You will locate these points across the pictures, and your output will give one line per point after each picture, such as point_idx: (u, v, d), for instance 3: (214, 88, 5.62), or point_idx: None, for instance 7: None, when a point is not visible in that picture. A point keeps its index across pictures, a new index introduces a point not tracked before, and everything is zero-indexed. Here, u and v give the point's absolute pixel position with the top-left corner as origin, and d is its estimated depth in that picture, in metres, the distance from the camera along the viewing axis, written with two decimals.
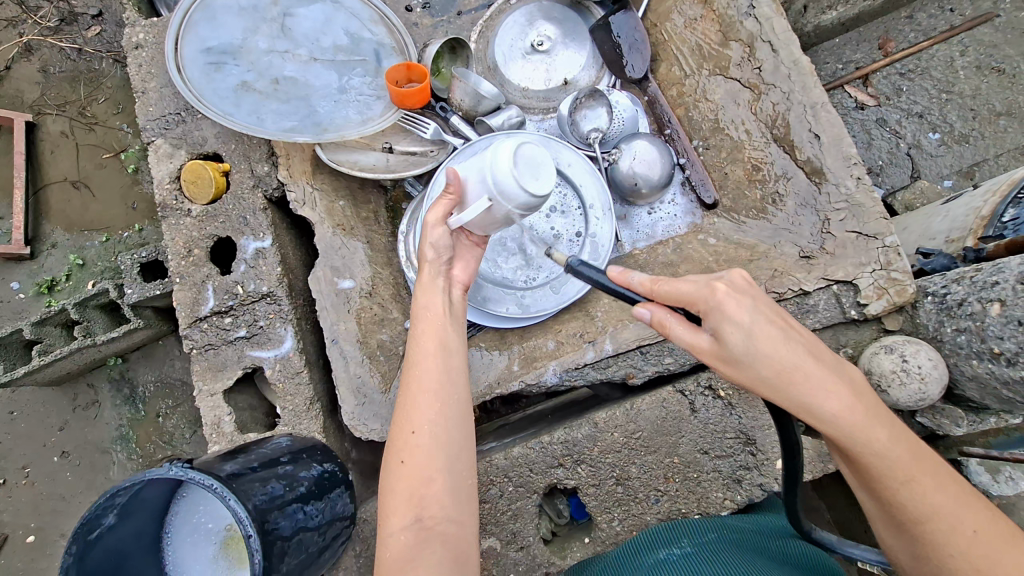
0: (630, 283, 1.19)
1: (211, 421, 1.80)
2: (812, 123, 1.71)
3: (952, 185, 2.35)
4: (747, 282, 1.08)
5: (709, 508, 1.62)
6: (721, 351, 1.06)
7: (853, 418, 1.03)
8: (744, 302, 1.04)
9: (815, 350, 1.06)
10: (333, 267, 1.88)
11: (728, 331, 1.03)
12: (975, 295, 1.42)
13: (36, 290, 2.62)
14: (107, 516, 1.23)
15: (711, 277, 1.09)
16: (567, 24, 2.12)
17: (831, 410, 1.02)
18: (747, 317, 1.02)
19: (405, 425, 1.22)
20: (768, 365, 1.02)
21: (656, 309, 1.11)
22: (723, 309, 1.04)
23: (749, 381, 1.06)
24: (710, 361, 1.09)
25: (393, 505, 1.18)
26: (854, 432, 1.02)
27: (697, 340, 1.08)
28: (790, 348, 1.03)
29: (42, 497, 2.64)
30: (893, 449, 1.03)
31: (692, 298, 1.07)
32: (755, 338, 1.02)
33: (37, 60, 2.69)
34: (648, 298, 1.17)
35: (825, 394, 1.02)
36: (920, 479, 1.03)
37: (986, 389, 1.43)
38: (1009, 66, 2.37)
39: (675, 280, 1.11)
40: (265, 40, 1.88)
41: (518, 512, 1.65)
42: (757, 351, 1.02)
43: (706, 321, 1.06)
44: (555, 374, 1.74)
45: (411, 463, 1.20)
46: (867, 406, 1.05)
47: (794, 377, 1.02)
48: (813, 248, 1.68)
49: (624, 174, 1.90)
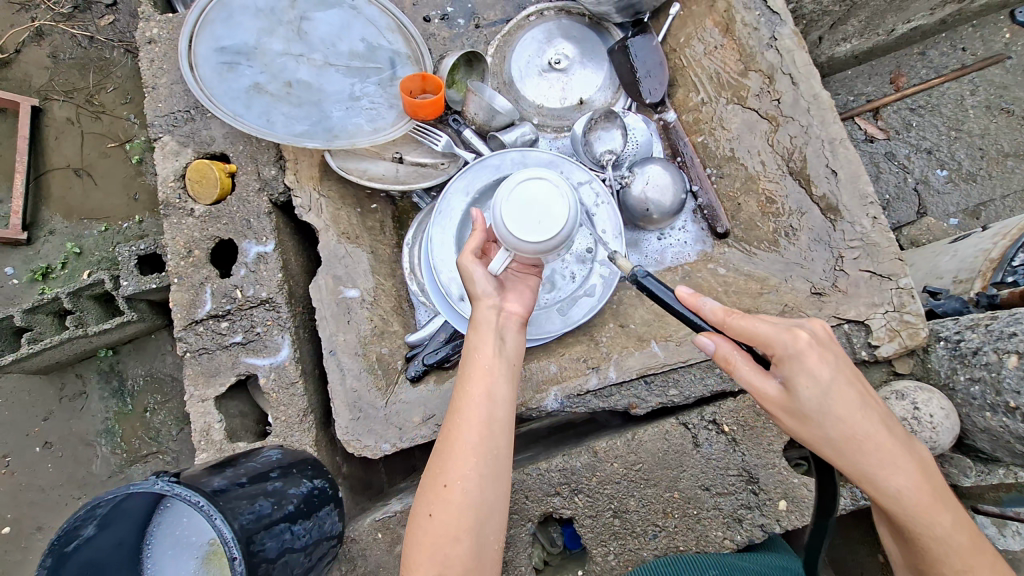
0: (701, 308, 1.19)
1: (201, 427, 1.75)
2: (829, 159, 1.68)
3: (958, 224, 2.33)
4: (829, 336, 1.11)
5: (708, 547, 1.57)
6: (789, 402, 1.08)
7: (918, 496, 1.04)
8: (826, 357, 1.06)
9: (887, 419, 1.08)
10: (336, 276, 1.83)
11: (803, 382, 1.05)
12: (991, 344, 1.41)
13: (30, 277, 2.58)
14: (86, 527, 1.20)
15: (793, 325, 1.11)
16: (585, 44, 2.10)
17: (893, 482, 1.04)
18: (826, 372, 1.05)
19: (438, 476, 1.24)
20: (839, 426, 1.05)
21: (723, 343, 1.14)
22: (802, 360, 1.05)
23: (813, 437, 1.08)
24: (775, 410, 1.11)
25: (417, 551, 1.19)
26: (916, 510, 1.04)
27: (764, 385, 1.11)
28: (863, 414, 1.06)
29: (21, 488, 2.58)
30: (957, 536, 1.02)
31: (770, 341, 1.07)
32: (830, 393, 1.05)
33: (48, 45, 2.66)
34: (717, 331, 1.18)
35: (892, 465, 1.04)
36: (981, 572, 1.01)
37: (999, 442, 1.43)
38: (1017, 109, 2.36)
39: (753, 318, 1.11)
40: (280, 42, 1.85)
41: (510, 541, 1.60)
42: (829, 409, 1.05)
43: (779, 367, 1.09)
44: (556, 400, 1.70)
45: (439, 516, 1.21)
46: (933, 485, 1.06)
47: (863, 443, 1.05)
48: (825, 285, 1.66)
49: (635, 197, 1.88)
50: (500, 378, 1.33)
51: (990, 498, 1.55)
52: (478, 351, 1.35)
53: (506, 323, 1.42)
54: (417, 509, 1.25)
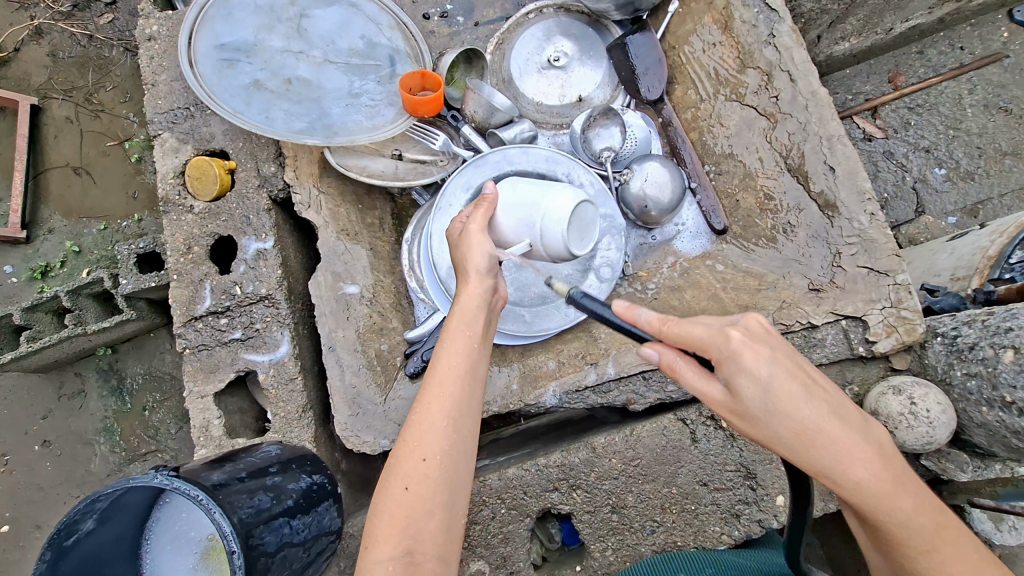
0: (638, 320, 1.18)
1: (199, 423, 1.75)
2: (827, 155, 1.70)
3: (956, 222, 2.34)
4: (764, 330, 1.07)
5: (706, 542, 1.58)
6: (734, 403, 1.06)
7: (878, 484, 1.01)
8: (761, 353, 1.03)
9: (839, 409, 1.04)
10: (335, 273, 1.84)
11: (743, 381, 1.03)
12: (988, 340, 1.41)
13: (29, 275, 2.58)
14: (85, 522, 1.18)
15: (726, 323, 1.08)
16: (584, 41, 2.11)
17: (851, 474, 1.01)
18: (764, 370, 1.01)
19: (420, 450, 1.20)
20: (788, 423, 1.01)
21: (666, 351, 1.12)
22: (738, 359, 1.03)
23: (762, 436, 1.05)
24: (725, 412, 1.09)
25: (385, 529, 1.15)
26: (877, 498, 1.02)
27: (709, 389, 1.09)
28: (811, 407, 1.02)
29: (20, 486, 2.58)
30: (919, 518, 1.02)
31: (705, 343, 1.06)
32: (770, 393, 1.01)
33: (47, 44, 2.65)
34: (658, 337, 1.16)
35: (849, 457, 1.01)
36: (944, 552, 1.01)
37: (995, 436, 1.43)
38: (1015, 107, 2.37)
39: (686, 322, 1.11)
40: (280, 39, 1.85)
41: (508, 536, 1.61)
42: (773, 409, 1.02)
43: (720, 370, 1.06)
44: (555, 396, 1.71)
45: (416, 492, 1.17)
46: (894, 470, 1.03)
47: (814, 438, 1.01)
48: (823, 281, 1.67)
49: (634, 195, 1.89)
50: (482, 353, 1.33)
51: (988, 492, 1.56)
52: (467, 323, 1.32)
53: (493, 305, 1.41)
54: (387, 487, 1.19)
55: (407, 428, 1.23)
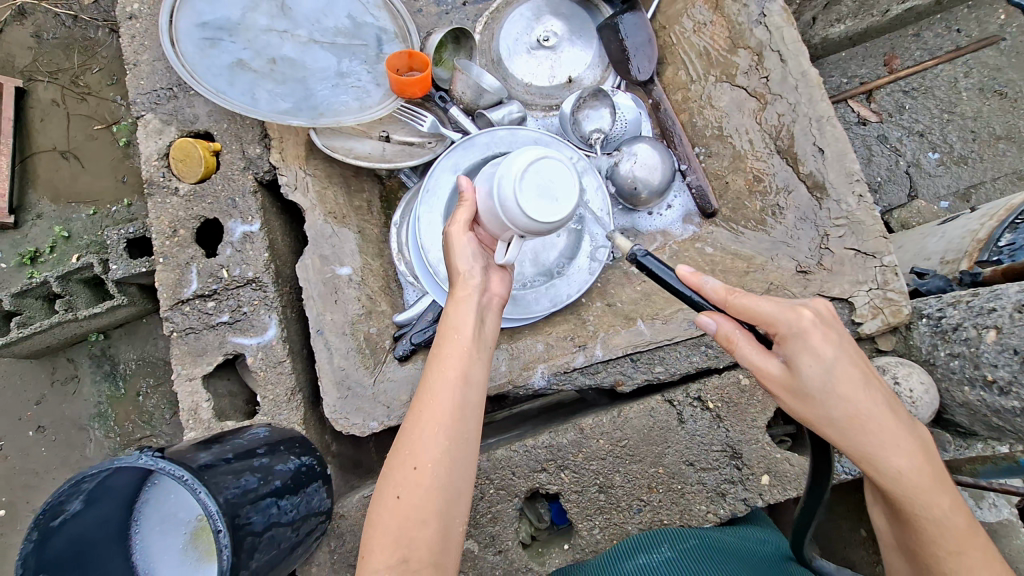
0: (703, 286, 1.16)
1: (188, 406, 1.75)
2: (816, 137, 1.69)
3: (948, 207, 2.34)
4: (831, 315, 1.09)
5: (692, 520, 1.60)
6: (792, 379, 1.05)
7: (916, 478, 1.01)
8: (830, 336, 1.04)
9: (892, 401, 1.04)
10: (322, 256, 1.83)
11: (805, 360, 1.03)
12: (971, 320, 1.42)
13: (18, 260, 2.55)
14: (72, 502, 1.17)
15: (795, 304, 1.09)
16: (574, 21, 2.08)
17: (893, 465, 1.01)
18: (829, 351, 1.02)
19: (426, 443, 1.22)
20: (843, 405, 1.01)
21: (723, 322, 1.11)
22: (806, 338, 1.04)
23: (815, 418, 1.04)
24: (776, 389, 1.08)
25: (381, 541, 1.17)
26: (917, 493, 1.01)
27: (766, 364, 1.07)
28: (868, 392, 1.02)
29: (15, 472, 2.58)
30: (953, 517, 1.01)
31: (773, 321, 1.06)
32: (833, 372, 1.02)
33: (30, 25, 2.60)
34: (719, 308, 1.15)
35: (893, 446, 1.01)
36: (971, 555, 1.01)
37: (976, 415, 1.46)
38: (1011, 91, 2.36)
39: (754, 296, 1.09)
40: (264, 17, 1.80)
41: (497, 515, 1.63)
42: (832, 389, 1.02)
43: (781, 346, 1.06)
44: (543, 377, 1.73)
45: (407, 500, 1.19)
46: (936, 470, 1.03)
47: (866, 424, 1.01)
48: (811, 263, 1.67)
49: (623, 176, 1.88)
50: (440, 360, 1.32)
51: None
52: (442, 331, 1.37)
53: (488, 304, 1.43)
54: (381, 500, 1.23)
55: (412, 421, 1.26)
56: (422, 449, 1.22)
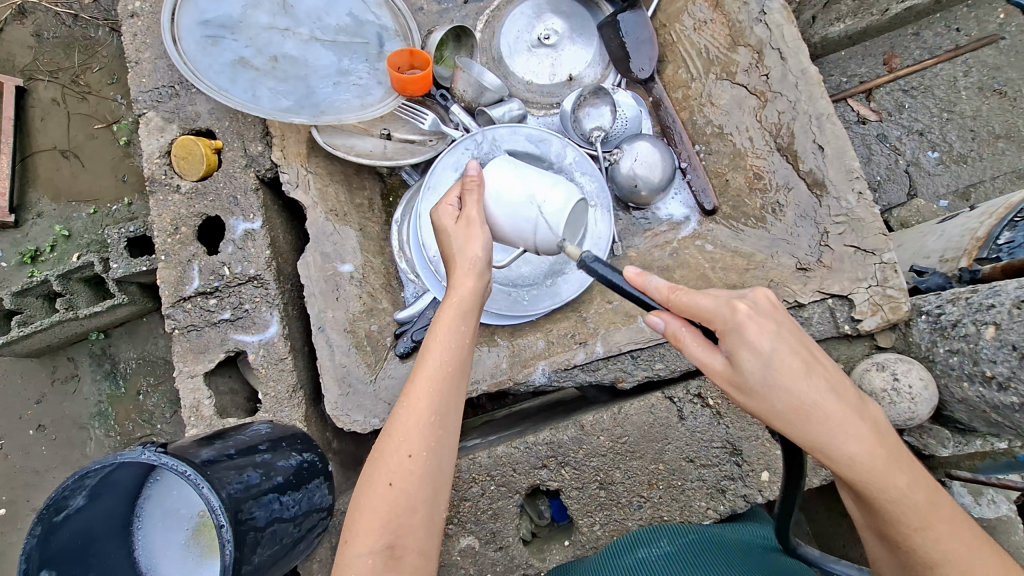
0: (648, 287, 1.15)
1: (190, 403, 1.76)
2: (816, 134, 1.69)
3: (947, 206, 2.35)
4: (770, 305, 1.08)
5: (692, 516, 1.61)
6: (736, 376, 1.06)
7: (870, 460, 1.02)
8: (766, 328, 1.03)
9: (836, 384, 1.04)
10: (324, 253, 1.83)
11: (745, 356, 1.03)
12: (970, 316, 1.43)
13: (19, 259, 2.55)
14: (76, 497, 1.18)
15: (732, 296, 1.08)
16: (574, 19, 2.09)
17: (846, 450, 1.02)
18: (767, 343, 1.02)
19: (420, 431, 1.23)
20: (786, 398, 1.02)
21: (671, 320, 1.12)
22: (743, 332, 1.03)
23: (762, 411, 1.06)
24: (724, 386, 1.09)
25: (366, 529, 1.18)
26: (871, 475, 1.02)
27: (710, 360, 1.09)
28: (809, 382, 1.02)
29: (15, 471, 2.58)
30: (913, 494, 1.02)
31: (711, 316, 1.05)
32: (772, 367, 1.02)
33: (31, 24, 2.60)
34: (665, 307, 1.15)
35: (843, 433, 1.01)
36: (936, 527, 1.02)
37: (976, 411, 1.47)
38: (1010, 90, 2.36)
39: (693, 292, 1.09)
40: (265, 15, 1.80)
41: (498, 512, 1.63)
42: (774, 381, 1.02)
43: (723, 342, 1.06)
44: (543, 374, 1.74)
45: (398, 487, 1.20)
46: (889, 449, 1.04)
47: (811, 412, 1.02)
48: (811, 260, 1.68)
49: (624, 174, 1.89)
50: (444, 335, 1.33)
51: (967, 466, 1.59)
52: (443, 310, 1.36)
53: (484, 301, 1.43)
54: (366, 489, 1.22)
55: (404, 403, 1.26)
56: (411, 432, 1.23)
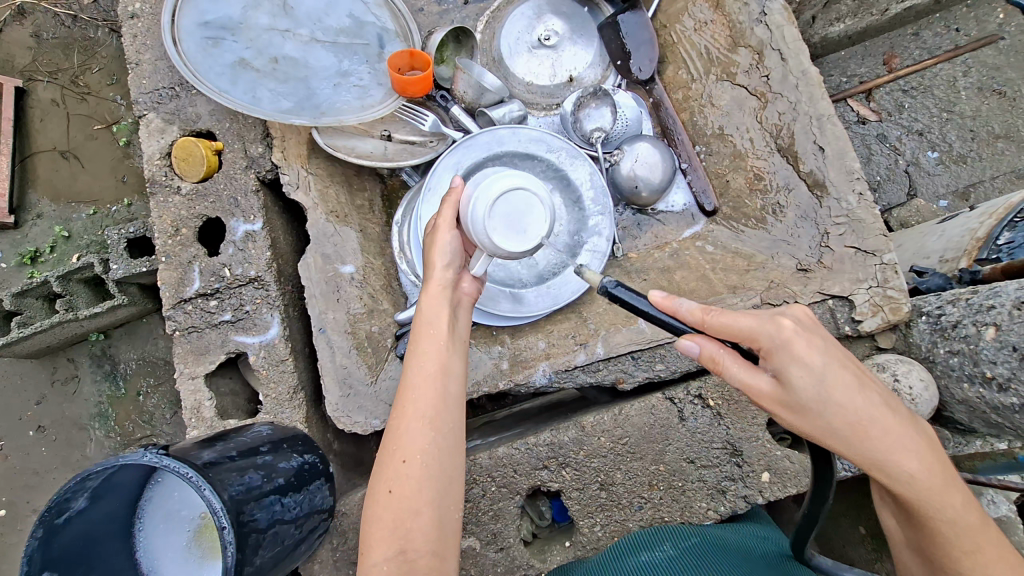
0: (678, 310, 1.14)
1: (191, 405, 1.76)
2: (816, 135, 1.69)
3: (947, 206, 2.35)
4: (811, 321, 1.10)
5: (692, 517, 1.61)
6: (786, 396, 1.04)
7: (927, 478, 1.02)
8: (815, 344, 1.03)
9: (888, 400, 1.05)
10: (324, 254, 1.83)
11: (796, 374, 1.02)
12: (970, 317, 1.43)
13: (19, 260, 2.55)
14: (77, 500, 1.18)
15: (776, 313, 1.09)
16: (574, 20, 2.09)
17: (904, 467, 1.02)
18: (819, 361, 1.02)
19: (418, 437, 1.23)
20: (841, 414, 1.02)
21: (707, 343, 1.10)
22: (792, 349, 1.03)
23: (816, 431, 1.04)
24: (770, 406, 1.07)
25: (379, 535, 1.19)
26: (929, 492, 1.02)
27: (755, 381, 1.06)
28: (863, 398, 1.03)
29: (15, 472, 2.58)
30: (965, 512, 1.03)
31: (759, 335, 1.05)
32: (826, 385, 1.01)
33: (30, 24, 2.60)
34: (699, 330, 1.13)
35: (900, 449, 1.01)
36: (987, 545, 1.03)
37: (976, 412, 1.47)
38: (1010, 90, 2.36)
39: (733, 312, 1.08)
40: (265, 16, 1.80)
41: (499, 513, 1.63)
42: (828, 398, 1.02)
43: (771, 361, 1.05)
44: (545, 375, 1.74)
45: (399, 492, 1.21)
46: (941, 464, 1.04)
47: (868, 430, 1.02)
48: (811, 261, 1.68)
49: (624, 175, 1.89)
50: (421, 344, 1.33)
51: None
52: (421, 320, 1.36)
53: (459, 301, 1.41)
54: (375, 498, 1.23)
55: (396, 415, 1.27)
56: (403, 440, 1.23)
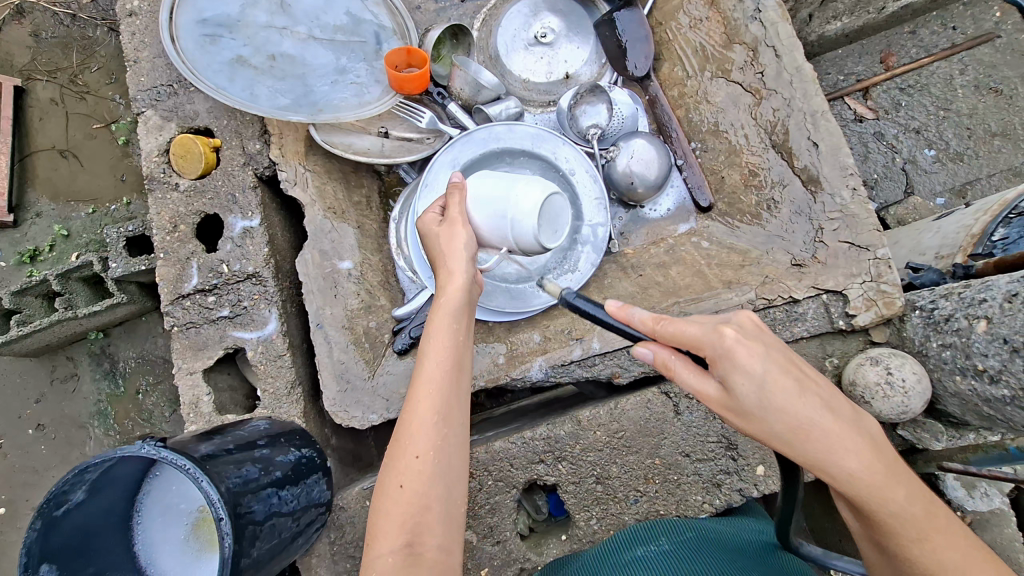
0: (631, 319, 1.17)
1: (189, 400, 1.77)
2: (811, 131, 1.71)
3: (944, 203, 2.35)
4: (756, 326, 1.07)
5: (688, 510, 1.62)
6: (730, 399, 1.03)
7: (869, 475, 1.00)
8: (755, 351, 1.00)
9: (832, 404, 1.02)
10: (322, 251, 1.84)
11: (737, 379, 1.01)
12: (963, 311, 1.44)
13: (18, 259, 2.56)
14: (75, 492, 1.18)
15: (718, 320, 1.06)
16: (571, 17, 2.10)
17: (845, 468, 0.99)
18: (759, 366, 0.99)
19: (425, 436, 1.23)
20: (782, 419, 0.99)
21: (659, 350, 1.11)
22: (733, 357, 1.01)
23: (759, 432, 1.04)
24: (719, 408, 1.07)
25: (386, 528, 1.18)
26: (872, 490, 1.00)
27: (703, 386, 1.08)
28: (804, 402, 1.00)
29: (14, 470, 2.59)
30: (910, 506, 1.01)
31: (700, 342, 1.04)
32: (766, 390, 0.99)
33: (29, 24, 2.60)
34: (652, 337, 1.15)
35: (842, 450, 0.99)
36: (935, 537, 1.01)
37: (968, 405, 1.48)
38: (1006, 88, 2.37)
39: (677, 320, 1.08)
40: (263, 14, 1.81)
41: (495, 507, 1.64)
42: (769, 405, 0.99)
43: (714, 368, 1.04)
44: (540, 370, 1.75)
45: (409, 487, 1.20)
46: (887, 462, 1.01)
47: (808, 433, 0.99)
48: (806, 257, 1.69)
49: (620, 172, 1.91)
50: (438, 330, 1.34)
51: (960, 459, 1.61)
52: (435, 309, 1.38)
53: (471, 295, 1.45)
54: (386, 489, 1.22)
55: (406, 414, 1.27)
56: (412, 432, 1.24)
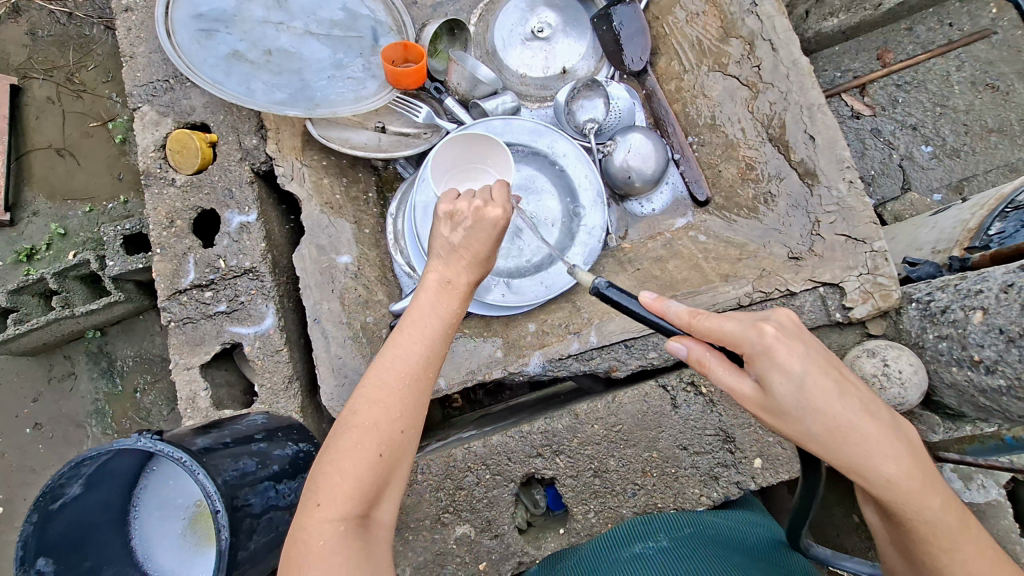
0: (667, 312, 1.17)
1: (186, 395, 1.77)
2: (807, 125, 1.71)
3: (941, 199, 2.36)
4: (794, 323, 1.07)
5: (685, 503, 1.62)
6: (765, 398, 1.05)
7: (907, 482, 1.00)
8: (796, 350, 1.01)
9: (870, 406, 1.02)
10: (319, 246, 1.84)
11: (775, 379, 1.02)
12: (959, 303, 1.44)
13: (14, 258, 2.55)
14: (72, 486, 1.18)
15: (757, 318, 1.07)
16: (568, 12, 2.09)
17: (882, 472, 0.99)
18: (798, 366, 1.00)
19: (404, 404, 1.17)
20: (820, 421, 1.00)
21: (693, 347, 1.12)
22: (772, 356, 1.02)
23: (795, 432, 1.04)
24: (753, 407, 1.08)
25: (331, 491, 1.08)
26: (909, 496, 1.00)
27: (739, 385, 1.08)
28: (843, 404, 1.00)
29: (11, 469, 2.58)
30: (945, 516, 1.01)
31: (738, 341, 1.04)
32: (804, 390, 1.00)
33: (25, 22, 2.59)
34: (686, 331, 1.16)
35: (879, 454, 0.99)
36: (966, 548, 1.01)
37: (964, 397, 1.48)
38: (1002, 84, 2.37)
39: (716, 317, 1.08)
40: (259, 8, 1.81)
41: (493, 500, 1.65)
42: (807, 406, 1.00)
43: (751, 366, 1.05)
44: (538, 364, 1.74)
45: (387, 454, 1.13)
46: (924, 469, 1.01)
47: (847, 434, 0.99)
48: (802, 250, 1.70)
49: (617, 167, 1.90)
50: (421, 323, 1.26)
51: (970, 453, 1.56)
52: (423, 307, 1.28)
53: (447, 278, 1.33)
54: (338, 449, 1.12)
55: (376, 379, 1.18)
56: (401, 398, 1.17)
